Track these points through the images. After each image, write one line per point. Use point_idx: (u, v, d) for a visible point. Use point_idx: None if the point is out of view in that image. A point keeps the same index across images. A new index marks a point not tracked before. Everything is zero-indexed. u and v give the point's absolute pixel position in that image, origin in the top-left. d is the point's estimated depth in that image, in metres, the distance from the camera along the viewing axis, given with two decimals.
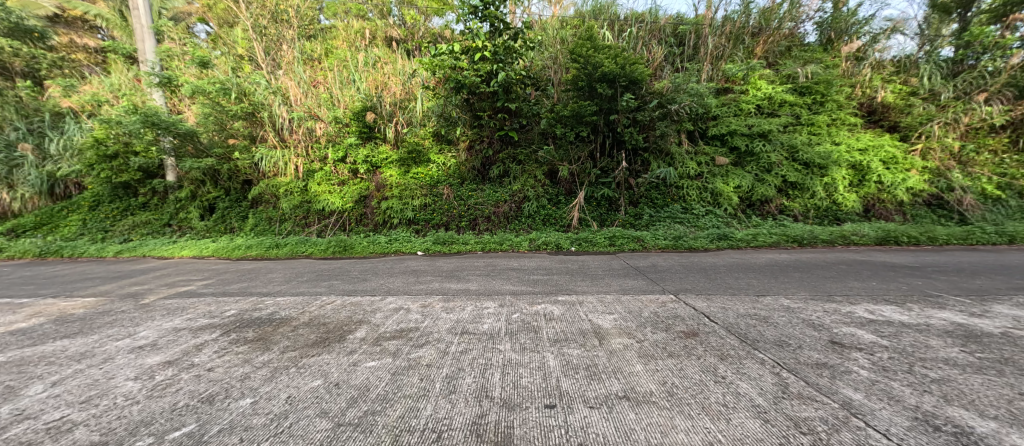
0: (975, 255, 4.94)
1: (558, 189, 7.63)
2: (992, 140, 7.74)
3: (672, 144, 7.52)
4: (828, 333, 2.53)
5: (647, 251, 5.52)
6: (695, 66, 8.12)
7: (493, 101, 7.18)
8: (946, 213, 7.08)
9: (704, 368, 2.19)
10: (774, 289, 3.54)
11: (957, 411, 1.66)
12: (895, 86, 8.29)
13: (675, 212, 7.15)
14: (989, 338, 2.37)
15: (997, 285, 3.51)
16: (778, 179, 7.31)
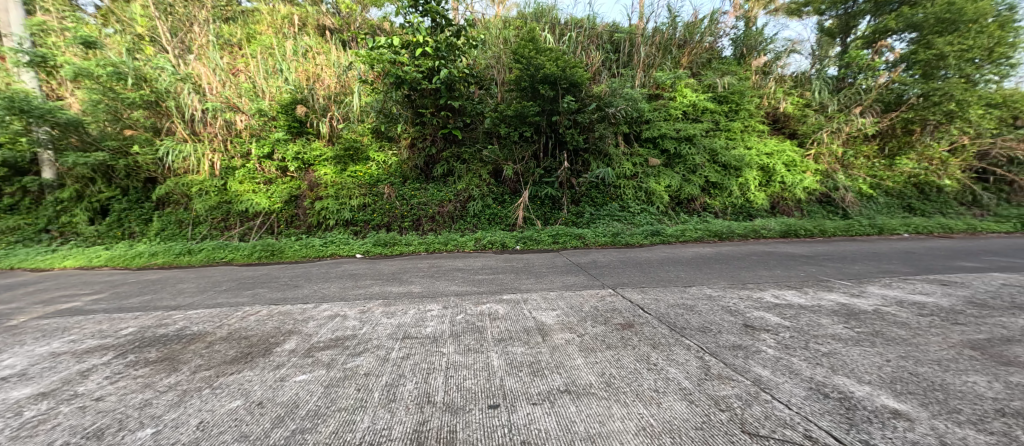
0: (855, 244, 5.82)
1: (503, 188, 7.67)
2: (864, 148, 9.20)
3: (610, 146, 7.92)
4: (743, 317, 2.81)
5: (588, 248, 5.76)
6: (629, 73, 8.63)
7: (437, 98, 7.00)
8: (833, 208, 8.27)
9: (640, 358, 2.33)
10: (699, 279, 3.84)
11: (841, 379, 1.96)
12: (794, 99, 9.37)
13: (614, 210, 7.51)
14: (864, 314, 2.78)
15: (870, 268, 4.14)
16: (701, 180, 8.03)
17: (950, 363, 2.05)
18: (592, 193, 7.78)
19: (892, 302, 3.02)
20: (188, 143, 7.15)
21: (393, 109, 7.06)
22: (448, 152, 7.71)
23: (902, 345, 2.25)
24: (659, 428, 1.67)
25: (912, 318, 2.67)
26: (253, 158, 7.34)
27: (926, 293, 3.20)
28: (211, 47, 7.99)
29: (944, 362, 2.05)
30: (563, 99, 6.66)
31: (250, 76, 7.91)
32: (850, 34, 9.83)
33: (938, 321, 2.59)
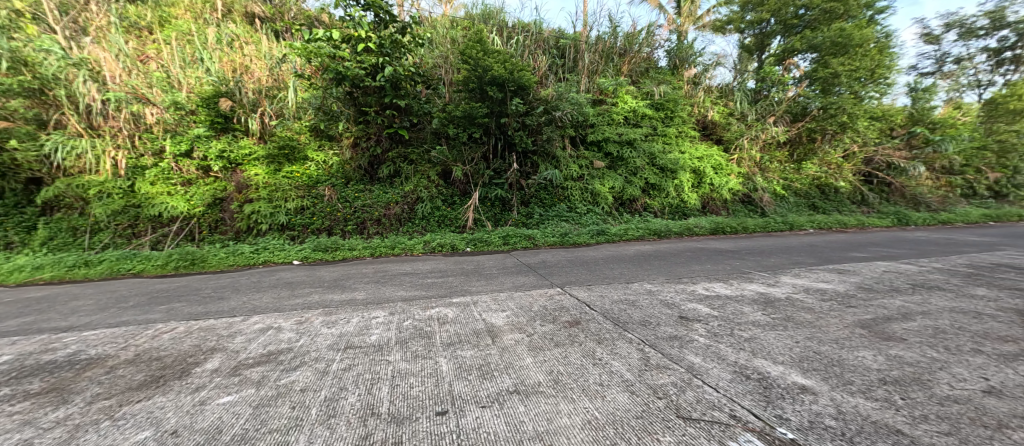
0: (773, 239, 6.53)
1: (453, 190, 7.59)
2: (777, 154, 10.25)
3: (558, 148, 8.15)
4: (678, 309, 3.01)
5: (538, 248, 5.87)
6: (574, 78, 8.95)
7: (382, 97, 6.72)
8: (753, 208, 9.22)
9: (586, 354, 2.40)
10: (640, 275, 4.06)
11: (760, 361, 2.18)
12: (720, 108, 10.26)
13: (561, 211, 7.73)
14: (778, 301, 3.11)
15: (784, 260, 4.66)
16: (641, 182, 8.52)
17: (847, 341, 2.35)
18: (540, 194, 7.94)
19: (801, 290, 3.41)
20: (85, 139, 6.25)
21: (332, 106, 6.71)
22: (395, 152, 7.47)
23: (808, 327, 2.55)
24: (603, 420, 1.73)
25: (816, 303, 3.03)
26: (168, 155, 6.63)
27: (826, 281, 3.65)
28: (114, 31, 7.46)
29: (841, 340, 2.35)
30: (512, 101, 6.72)
31: (162, 64, 7.40)
32: (764, 51, 10.67)
33: (836, 305, 2.97)
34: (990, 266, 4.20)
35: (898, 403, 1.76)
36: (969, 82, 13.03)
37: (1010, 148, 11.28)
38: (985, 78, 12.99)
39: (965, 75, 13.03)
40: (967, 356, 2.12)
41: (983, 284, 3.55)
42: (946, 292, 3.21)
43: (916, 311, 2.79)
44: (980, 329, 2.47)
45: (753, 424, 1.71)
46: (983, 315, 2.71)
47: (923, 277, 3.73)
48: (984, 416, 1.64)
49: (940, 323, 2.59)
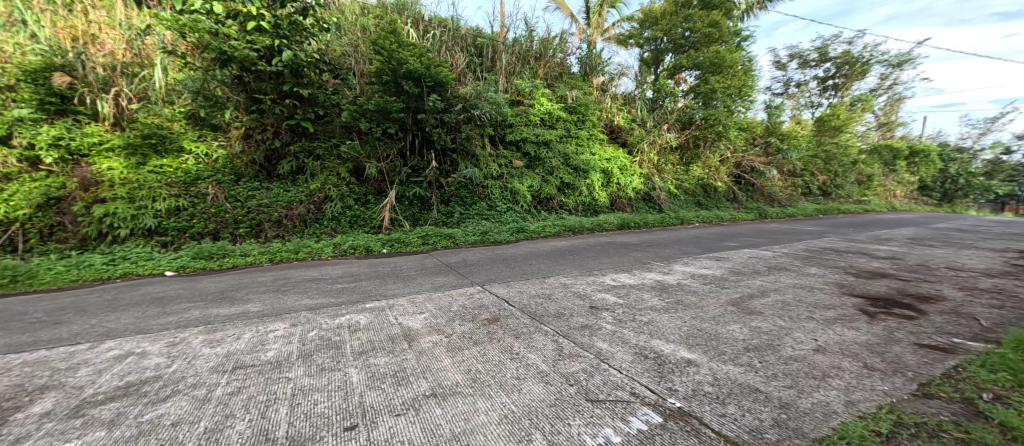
0: (668, 232, 7.39)
1: (365, 187, 7.10)
2: (670, 157, 11.16)
3: (478, 146, 8.07)
4: (589, 300, 3.23)
5: (458, 247, 5.81)
6: (492, 78, 8.91)
7: (280, 84, 6.11)
8: (652, 205, 10.21)
9: (502, 349, 2.44)
10: (555, 270, 4.27)
11: (656, 342, 2.43)
12: (624, 115, 10.67)
13: (481, 209, 7.64)
14: (671, 287, 3.53)
15: (676, 251, 5.31)
16: (557, 181, 8.81)
17: (721, 317, 2.75)
18: (461, 192, 7.79)
19: (688, 275, 3.92)
20: None
21: (216, 92, 6.14)
22: (298, 147, 6.80)
23: (693, 308, 2.93)
24: (519, 413, 1.77)
25: (700, 286, 3.50)
26: None
27: (707, 267, 4.25)
28: None
29: (717, 317, 2.74)
30: (429, 96, 6.53)
31: None
32: (658, 65, 11.13)
33: (714, 287, 3.47)
34: (818, 250, 5.30)
35: (758, 366, 2.12)
36: (804, 103, 16.38)
37: (831, 156, 14.42)
38: (814, 101, 16.47)
39: (801, 97, 16.38)
40: (803, 321, 2.64)
41: (813, 262, 4.49)
42: (789, 271, 3.98)
43: (769, 288, 3.40)
44: (810, 299, 3.11)
45: (649, 399, 1.91)
46: (813, 288, 3.42)
47: (775, 260, 4.57)
48: (813, 369, 2.06)
49: (785, 296, 3.20)
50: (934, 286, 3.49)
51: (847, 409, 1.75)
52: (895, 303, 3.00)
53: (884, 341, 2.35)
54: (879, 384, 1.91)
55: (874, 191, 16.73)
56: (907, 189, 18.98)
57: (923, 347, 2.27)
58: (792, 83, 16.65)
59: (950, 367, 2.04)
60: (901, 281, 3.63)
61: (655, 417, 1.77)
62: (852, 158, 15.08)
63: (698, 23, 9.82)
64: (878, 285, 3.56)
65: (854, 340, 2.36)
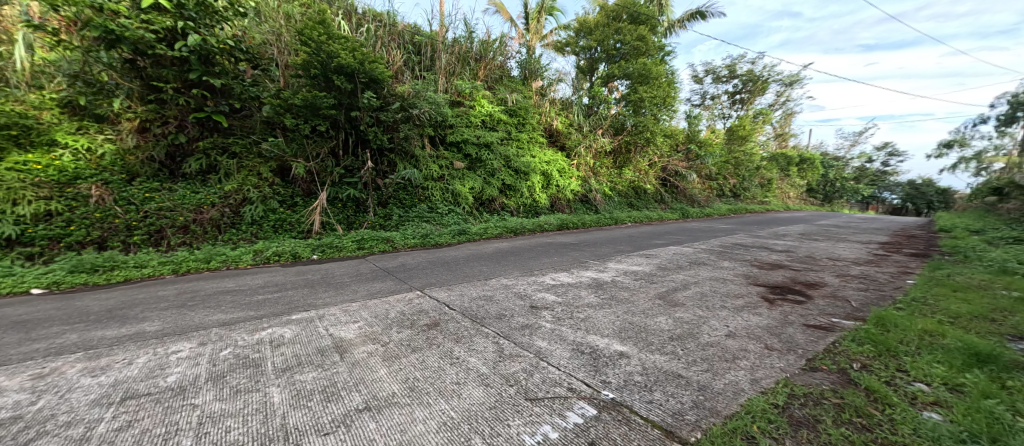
0: (605, 232, 7.77)
1: (291, 189, 6.55)
2: (606, 161, 11.36)
3: (417, 147, 7.76)
4: (530, 299, 3.29)
5: (396, 251, 5.59)
6: (431, 77, 8.45)
7: (185, 71, 5.53)
8: (589, 206, 10.52)
9: (441, 354, 2.37)
10: (496, 271, 4.30)
11: (592, 337, 2.54)
12: (563, 119, 10.72)
13: (422, 211, 7.43)
14: (606, 283, 3.72)
15: (611, 249, 5.63)
16: (498, 183, 8.68)
17: (649, 310, 2.95)
18: (400, 194, 7.48)
19: (621, 272, 4.16)
20: None
21: (101, 77, 5.46)
22: (208, 142, 6.12)
23: (625, 303, 3.10)
24: (458, 418, 1.73)
25: (632, 282, 3.74)
26: None
27: (638, 263, 4.55)
28: None
29: (647, 310, 2.94)
30: (363, 93, 6.25)
31: None
32: (594, 73, 11.70)
33: (644, 282, 3.72)
34: (730, 245, 5.95)
35: (681, 353, 2.30)
36: (717, 114, 18.44)
37: (740, 162, 16.36)
38: (726, 113, 18.61)
39: (714, 109, 18.45)
40: (718, 310, 2.94)
41: (725, 256, 5.03)
42: (707, 265, 4.42)
43: (689, 280, 3.75)
44: (723, 289, 3.48)
45: (585, 392, 1.97)
46: (725, 279, 3.83)
47: (695, 255, 5.04)
48: (726, 352, 2.29)
49: (703, 287, 3.54)
50: (817, 273, 4.10)
51: (753, 386, 1.97)
52: (788, 289, 3.47)
53: (780, 324, 2.69)
54: (777, 362, 2.18)
55: (773, 193, 19.25)
56: (797, 191, 22.16)
57: (810, 326, 2.64)
58: (707, 96, 18.65)
59: (830, 342, 2.39)
60: (793, 270, 4.21)
61: (590, 409, 1.83)
62: (755, 164, 17.24)
63: (627, 36, 10.57)
64: (776, 274, 4.09)
65: (757, 324, 2.68)
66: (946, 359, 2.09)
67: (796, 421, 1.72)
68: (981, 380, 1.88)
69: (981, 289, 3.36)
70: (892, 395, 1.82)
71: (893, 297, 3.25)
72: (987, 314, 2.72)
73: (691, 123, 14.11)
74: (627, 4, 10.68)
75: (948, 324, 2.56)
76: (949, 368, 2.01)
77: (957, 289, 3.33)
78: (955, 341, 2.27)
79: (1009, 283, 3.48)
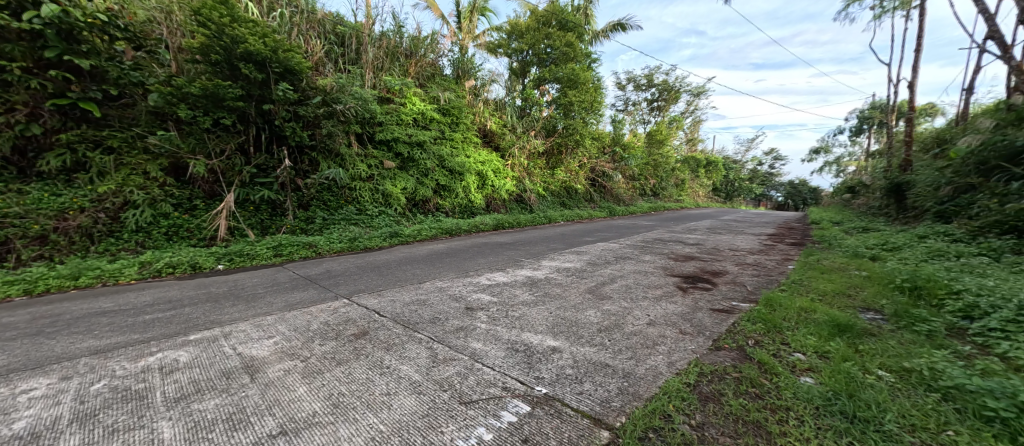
0: (539, 232, 7.92)
1: (187, 190, 5.75)
2: (539, 162, 11.78)
3: (342, 145, 7.22)
4: (465, 301, 3.24)
5: (321, 257, 5.16)
6: (357, 71, 7.96)
7: (39, 48, 4.59)
8: (523, 206, 10.85)
9: (369, 365, 2.23)
10: (430, 273, 4.19)
11: (527, 334, 2.57)
12: (497, 119, 10.80)
13: (349, 214, 6.96)
14: (540, 281, 3.81)
15: (545, 247, 5.81)
16: (432, 183, 8.40)
17: (578, 305, 3.08)
18: (324, 195, 6.93)
19: (553, 269, 4.31)
20: None
21: None
22: (75, 134, 5.10)
23: (558, 299, 3.21)
24: (388, 431, 1.63)
25: (564, 278, 3.89)
26: None
27: (570, 260, 4.76)
28: None
29: (577, 305, 3.08)
30: (278, 85, 5.84)
31: None
32: (526, 76, 12.01)
33: (576, 278, 3.88)
34: (651, 240, 6.49)
35: (608, 344, 2.43)
36: (639, 120, 20.16)
37: (659, 164, 18.03)
38: (646, 119, 20.40)
39: (636, 115, 20.13)
40: (639, 301, 3.17)
41: (647, 250, 5.48)
42: (631, 259, 4.76)
43: (614, 274, 4.00)
44: (644, 280, 3.77)
45: (518, 390, 1.97)
46: (644, 271, 4.16)
47: (620, 250, 5.41)
48: (647, 340, 2.47)
49: (626, 280, 3.80)
50: (721, 262, 4.64)
51: (669, 369, 2.15)
52: (699, 278, 3.87)
53: (692, 310, 2.99)
54: (689, 345, 2.40)
55: (686, 192, 21.58)
56: (706, 190, 25.03)
57: (716, 311, 2.96)
58: (630, 103, 20.27)
59: (731, 323, 2.70)
60: (702, 261, 4.72)
61: (524, 406, 1.84)
62: (672, 165, 19.11)
63: (557, 41, 11.03)
64: (688, 265, 4.55)
65: (671, 311, 2.94)
66: (817, 331, 2.48)
67: (704, 397, 1.91)
68: (840, 345, 2.27)
69: (840, 270, 4.07)
70: (778, 365, 2.11)
71: (778, 280, 3.79)
72: (845, 291, 3.30)
73: (616, 127, 15.21)
74: (556, 11, 11.09)
75: (817, 301, 3.06)
76: (819, 338, 2.39)
77: (824, 271, 4.00)
78: (823, 315, 2.71)
79: (858, 264, 4.27)
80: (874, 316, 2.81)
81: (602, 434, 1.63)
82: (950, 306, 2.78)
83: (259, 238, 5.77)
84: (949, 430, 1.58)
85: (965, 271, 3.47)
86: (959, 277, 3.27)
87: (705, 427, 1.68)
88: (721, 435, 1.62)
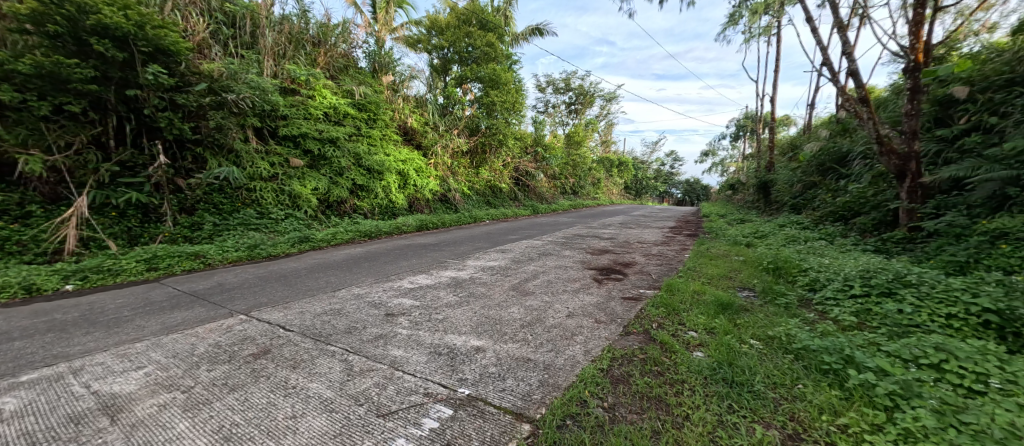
0: (464, 232, 7.85)
1: (16, 193, 4.55)
2: (463, 161, 11.73)
3: (237, 140, 6.45)
4: (385, 307, 3.08)
5: (210, 269, 4.47)
6: (253, 57, 7.08)
7: None
8: (448, 205, 10.67)
9: (271, 386, 1.98)
10: (344, 280, 3.90)
11: (450, 336, 2.53)
12: (418, 116, 10.50)
13: (249, 217, 6.13)
14: (465, 281, 3.78)
15: (470, 247, 5.79)
16: (348, 183, 7.85)
17: (501, 303, 3.11)
18: (214, 197, 5.98)
19: (477, 268, 4.30)
20: None
21: None
22: None
23: (482, 298, 3.22)
24: None
25: (489, 277, 3.91)
26: None
27: (495, 259, 4.81)
28: None
29: (501, 303, 3.12)
30: (146, 67, 5.00)
31: None
32: (447, 74, 11.74)
33: (501, 276, 3.93)
34: (570, 236, 6.87)
35: (530, 339, 2.50)
36: (558, 122, 21.26)
37: (578, 164, 19.22)
38: (565, 121, 21.58)
39: (556, 117, 21.20)
40: (558, 295, 3.31)
41: (568, 246, 5.77)
42: (552, 255, 4.98)
43: (534, 270, 4.15)
44: (563, 275, 3.96)
45: (441, 395, 1.92)
46: (562, 266, 4.38)
47: (542, 247, 5.62)
48: (566, 331, 2.59)
49: (546, 275, 3.95)
50: (631, 254, 5.10)
51: (586, 357, 2.28)
52: (611, 270, 4.19)
53: (606, 299, 3.22)
54: (603, 332, 2.58)
55: (602, 190, 23.38)
56: (619, 188, 27.31)
57: (627, 299, 3.23)
58: (550, 105, 21.27)
59: (639, 310, 2.98)
60: (615, 254, 5.13)
61: (447, 410, 1.79)
62: (589, 165, 20.49)
63: (477, 41, 11.00)
64: (602, 258, 4.91)
65: (586, 302, 3.14)
66: (705, 310, 2.84)
67: (615, 380, 2.06)
68: (723, 321, 2.63)
69: (724, 257, 4.74)
70: (675, 344, 2.38)
71: (677, 268, 4.28)
72: (727, 274, 3.86)
73: (537, 128, 15.83)
74: (476, 10, 11.06)
75: (707, 284, 3.52)
76: (707, 316, 2.74)
77: (712, 258, 4.62)
78: (711, 296, 3.12)
79: (737, 251, 5.03)
80: (749, 294, 3.33)
81: (523, 427, 1.66)
82: (800, 281, 3.41)
83: (127, 249, 4.79)
84: (799, 384, 1.93)
85: (810, 253, 4.29)
86: (806, 258, 4.03)
87: (616, 408, 1.81)
88: (629, 414, 1.77)
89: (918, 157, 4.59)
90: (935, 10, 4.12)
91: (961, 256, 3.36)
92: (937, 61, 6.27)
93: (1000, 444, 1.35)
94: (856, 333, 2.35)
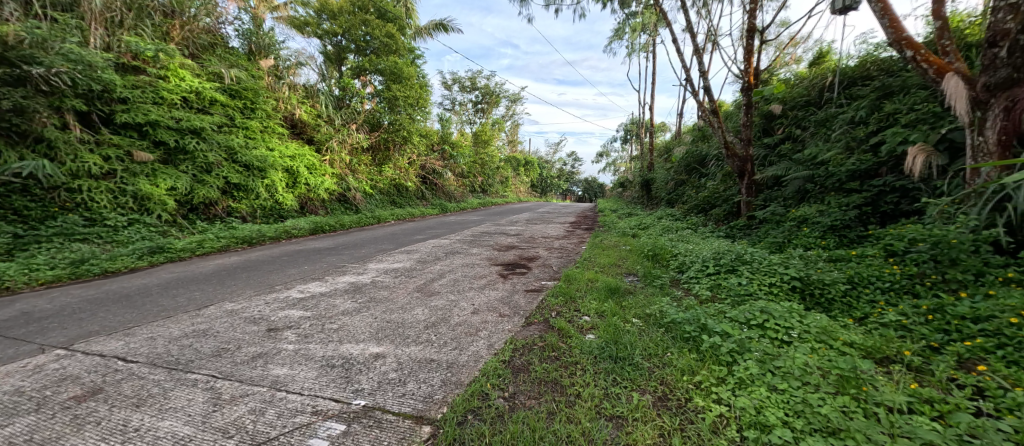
0: (363, 234, 7.32)
1: None
2: (363, 158, 11.00)
3: (49, 127, 5.13)
4: (268, 322, 2.73)
5: (8, 293, 3.42)
6: (69, 21, 5.64)
7: None
8: (347, 205, 9.86)
9: (102, 432, 1.58)
10: (211, 295, 3.35)
11: (346, 347, 2.36)
12: (307, 107, 9.59)
13: (71, 225, 4.84)
14: (365, 286, 3.56)
15: (372, 249, 5.47)
16: (219, 181, 6.73)
17: (402, 306, 3.01)
18: (13, 200, 4.63)
19: (379, 272, 4.09)
20: None
21: None
22: None
23: (384, 302, 3.08)
24: None
25: (392, 280, 3.75)
26: None
27: (399, 261, 4.62)
28: None
29: (404, 305, 3.02)
30: None
31: None
32: (342, 63, 11.01)
33: (406, 278, 3.80)
34: (479, 234, 6.96)
35: (434, 339, 2.47)
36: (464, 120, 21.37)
37: (486, 162, 19.50)
38: (472, 119, 21.78)
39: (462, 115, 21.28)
40: (461, 293, 3.33)
41: (477, 244, 5.83)
42: (461, 253, 4.99)
43: (438, 270, 4.10)
44: (468, 272, 4.00)
45: (332, 410, 1.76)
46: (466, 265, 4.38)
47: (449, 246, 5.59)
48: (470, 328, 2.63)
49: (449, 274, 3.93)
50: (535, 249, 5.38)
51: (489, 351, 2.33)
52: (517, 265, 4.37)
53: (509, 293, 3.35)
54: (506, 325, 2.68)
55: (509, 188, 24.22)
56: (526, 186, 28.58)
57: (529, 291, 3.40)
58: (456, 103, 21.25)
59: (539, 301, 3.16)
60: (523, 249, 5.35)
61: (338, 426, 1.65)
62: (497, 164, 21.02)
63: (375, 30, 10.35)
64: (508, 253, 5.08)
65: (489, 298, 3.22)
66: (597, 296, 3.14)
67: (516, 369, 2.15)
68: (610, 305, 2.94)
69: (614, 247, 5.31)
70: (570, 329, 2.58)
71: (575, 259, 4.66)
72: (615, 262, 4.32)
73: (444, 126, 15.65)
74: None
75: (599, 272, 3.89)
76: (598, 301, 3.04)
77: (604, 248, 5.12)
78: (602, 283, 3.46)
79: (626, 241, 5.65)
80: (633, 278, 3.79)
81: (422, 430, 1.63)
82: (672, 264, 3.99)
83: None
84: (668, 352, 2.26)
85: (681, 240, 5.04)
86: (678, 244, 4.73)
87: (515, 396, 1.89)
88: (527, 399, 1.86)
89: (752, 160, 5.73)
90: (762, 43, 5.18)
91: (781, 238, 4.31)
92: (765, 83, 7.91)
93: (799, 380, 1.77)
94: (709, 305, 2.83)
